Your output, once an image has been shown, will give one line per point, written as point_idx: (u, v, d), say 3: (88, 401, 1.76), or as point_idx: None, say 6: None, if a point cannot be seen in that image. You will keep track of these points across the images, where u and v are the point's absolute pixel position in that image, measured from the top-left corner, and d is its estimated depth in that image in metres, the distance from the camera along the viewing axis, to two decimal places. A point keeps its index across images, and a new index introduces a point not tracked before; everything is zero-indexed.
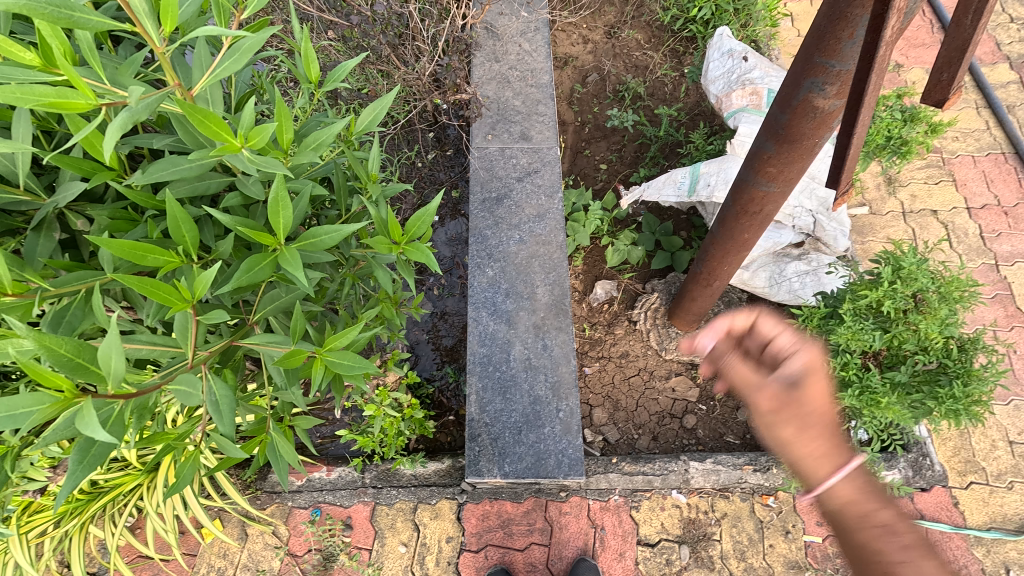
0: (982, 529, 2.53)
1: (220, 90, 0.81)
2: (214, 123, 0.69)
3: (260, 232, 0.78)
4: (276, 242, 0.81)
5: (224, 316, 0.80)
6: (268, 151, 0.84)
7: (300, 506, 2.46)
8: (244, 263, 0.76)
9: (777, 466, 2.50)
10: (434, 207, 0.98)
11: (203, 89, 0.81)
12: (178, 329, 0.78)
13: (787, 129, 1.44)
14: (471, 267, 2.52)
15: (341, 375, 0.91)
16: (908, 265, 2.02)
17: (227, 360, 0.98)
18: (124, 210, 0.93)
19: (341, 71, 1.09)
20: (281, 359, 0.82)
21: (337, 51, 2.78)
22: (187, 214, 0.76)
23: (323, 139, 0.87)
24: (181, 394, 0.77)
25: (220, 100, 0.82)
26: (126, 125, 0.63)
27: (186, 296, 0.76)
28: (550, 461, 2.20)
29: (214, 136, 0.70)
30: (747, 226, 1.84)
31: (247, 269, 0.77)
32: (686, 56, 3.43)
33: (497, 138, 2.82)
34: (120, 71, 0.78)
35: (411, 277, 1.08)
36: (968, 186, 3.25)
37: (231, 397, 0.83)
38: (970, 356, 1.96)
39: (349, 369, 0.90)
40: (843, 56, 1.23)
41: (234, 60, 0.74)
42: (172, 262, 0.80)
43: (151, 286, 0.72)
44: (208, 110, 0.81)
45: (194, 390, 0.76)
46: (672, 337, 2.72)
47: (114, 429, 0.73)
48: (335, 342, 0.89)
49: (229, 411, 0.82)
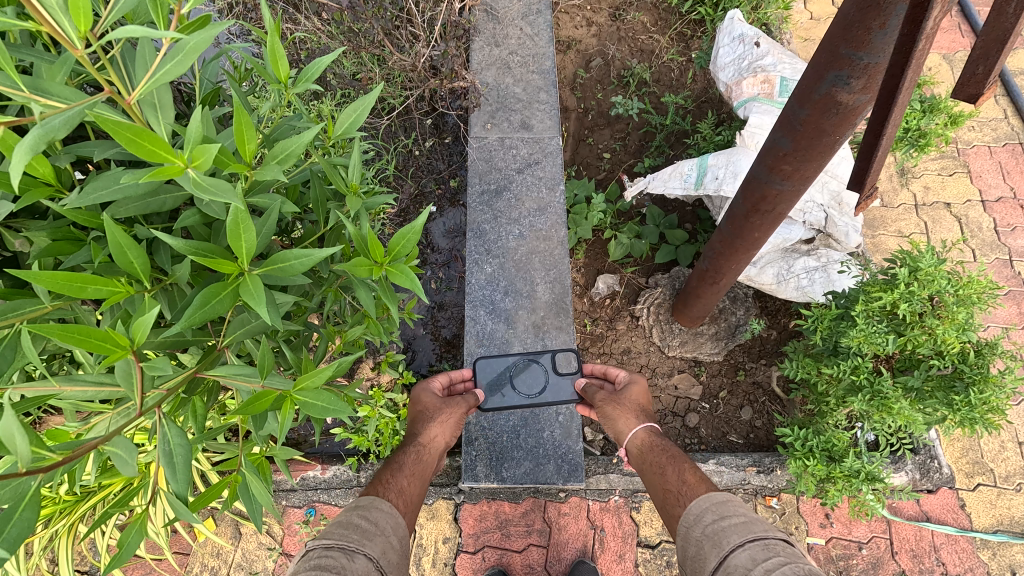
0: (989, 531, 2.49)
1: (168, 93, 0.74)
2: (148, 141, 0.61)
3: (218, 258, 0.70)
4: (239, 268, 0.73)
5: (169, 365, 0.72)
6: (229, 165, 0.76)
7: (295, 505, 2.42)
8: (198, 297, 0.67)
9: (782, 467, 2.45)
10: (420, 226, 0.88)
11: (149, 94, 0.73)
12: (119, 378, 0.69)
13: (805, 125, 1.34)
14: (469, 263, 2.44)
15: (314, 418, 0.82)
16: (926, 266, 1.92)
17: (195, 389, 0.90)
18: (67, 228, 0.85)
19: (314, 70, 0.99)
20: (244, 405, 0.74)
21: (330, 35, 2.65)
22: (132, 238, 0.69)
23: (292, 150, 0.79)
24: (117, 458, 0.74)
25: (168, 104, 0.74)
26: (38, 146, 0.59)
27: (125, 342, 0.68)
28: (549, 466, 2.14)
29: (150, 157, 0.62)
30: (757, 224, 1.75)
31: (202, 303, 0.68)
32: (694, 40, 3.29)
33: (496, 127, 2.71)
34: (51, 77, 0.70)
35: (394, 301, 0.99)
36: (984, 178, 3.14)
37: (186, 448, 0.77)
38: (987, 362, 1.88)
39: (324, 412, 0.81)
40: (873, 48, 1.11)
41: (178, 61, 0.65)
42: (116, 292, 0.73)
43: (80, 334, 0.64)
44: (154, 115, 0.73)
45: (128, 456, 0.73)
46: (676, 333, 2.62)
47: (20, 520, 0.69)
48: (307, 382, 0.80)
49: (183, 467, 0.76)
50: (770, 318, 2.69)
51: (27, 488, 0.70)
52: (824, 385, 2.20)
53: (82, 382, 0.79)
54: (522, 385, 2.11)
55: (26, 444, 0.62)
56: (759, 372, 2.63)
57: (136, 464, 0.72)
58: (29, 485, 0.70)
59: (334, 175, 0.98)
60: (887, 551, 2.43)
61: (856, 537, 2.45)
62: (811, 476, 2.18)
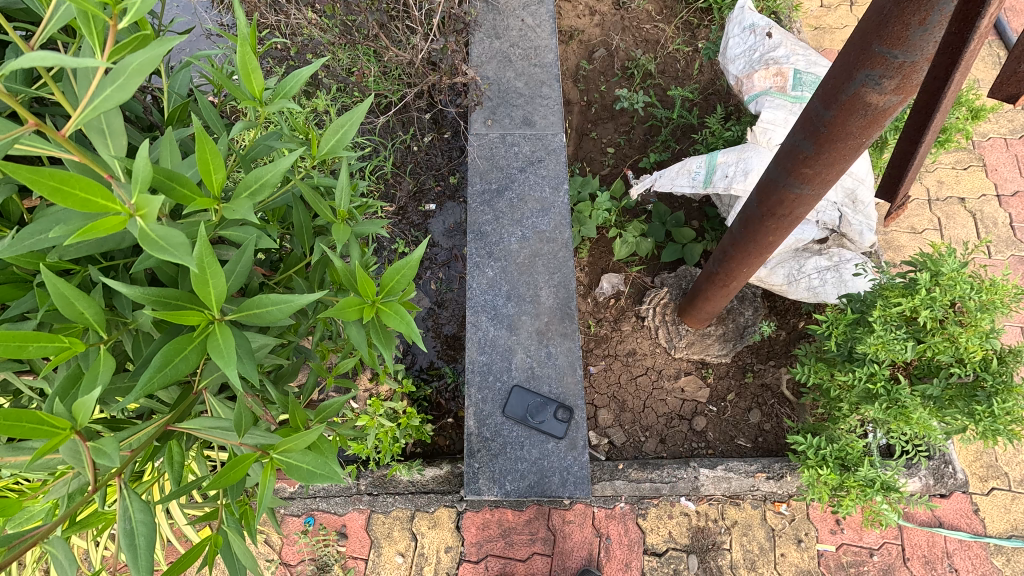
0: (1003, 537, 2.44)
1: (116, 117, 0.67)
2: (77, 185, 0.54)
3: (182, 310, 0.65)
4: (208, 317, 0.67)
5: (116, 450, 0.67)
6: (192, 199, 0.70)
7: (293, 514, 2.35)
8: (157, 358, 0.60)
9: (792, 473, 2.38)
10: (416, 260, 0.82)
11: (94, 118, 0.66)
12: (63, 459, 0.65)
13: (829, 127, 1.25)
14: (470, 266, 2.36)
15: (299, 481, 0.76)
16: (949, 271, 1.84)
17: (167, 439, 0.84)
18: (12, 268, 0.79)
19: (293, 82, 0.91)
20: (217, 478, 0.68)
21: (323, 28, 2.54)
22: (77, 290, 0.64)
23: (266, 179, 0.73)
24: (54, 559, 0.77)
25: (118, 130, 0.67)
26: None
27: (66, 423, 0.63)
28: (554, 478, 2.08)
29: (83, 204, 0.56)
30: (772, 229, 1.66)
31: (162, 365, 0.62)
32: (700, 29, 3.17)
33: (497, 123, 2.62)
34: None
35: (387, 344, 0.90)
36: (999, 171, 3.04)
37: (149, 526, 0.74)
38: (1010, 370, 1.80)
39: (310, 475, 0.74)
40: (911, 45, 1.02)
41: (119, 85, 0.58)
42: (64, 349, 0.67)
43: (11, 417, 0.57)
44: (103, 142, 0.66)
45: (67, 563, 0.77)
46: (682, 335, 2.55)
47: None
48: (291, 444, 0.74)
49: (144, 548, 0.74)
50: (779, 318, 2.61)
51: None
52: (836, 391, 2.13)
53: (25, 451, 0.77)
54: (523, 412, 2.15)
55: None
56: (768, 374, 2.55)
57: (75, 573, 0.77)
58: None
59: (318, 203, 0.92)
60: (898, 558, 2.38)
61: (867, 544, 2.39)
62: (824, 485, 2.11)
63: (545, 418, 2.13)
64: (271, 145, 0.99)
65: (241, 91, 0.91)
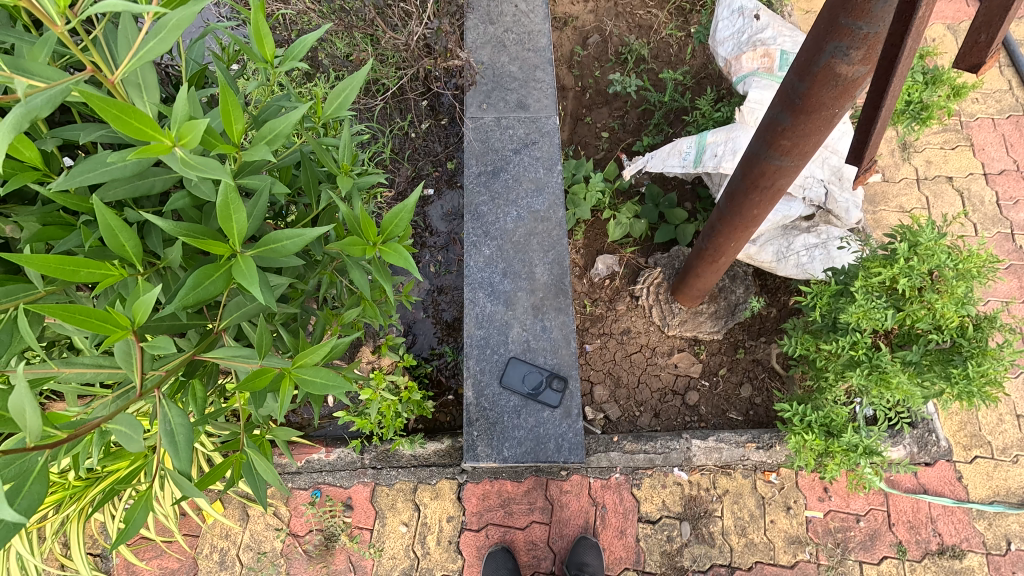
0: (986, 502, 2.52)
1: (152, 72, 0.75)
2: (131, 119, 0.63)
3: (210, 240, 0.75)
4: (230, 251, 0.77)
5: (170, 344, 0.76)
6: (215, 146, 0.79)
7: (300, 487, 2.45)
8: (192, 278, 0.71)
9: (780, 443, 2.47)
10: (412, 206, 0.91)
11: (133, 73, 0.74)
12: (119, 357, 0.74)
13: (805, 99, 1.32)
14: (468, 245, 2.44)
15: (314, 395, 0.87)
16: (926, 241, 1.92)
17: (194, 370, 0.95)
18: (57, 213, 0.89)
19: (300, 47, 0.98)
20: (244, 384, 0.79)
21: (320, 15, 2.62)
22: (122, 220, 0.74)
23: (279, 131, 0.81)
24: (121, 434, 0.78)
25: (152, 83, 0.76)
26: (21, 122, 0.63)
27: (124, 322, 0.73)
28: (549, 445, 2.17)
29: (133, 136, 0.64)
30: (756, 202, 1.72)
31: (196, 283, 0.72)
32: (693, 14, 3.23)
33: (492, 107, 2.68)
34: (32, 56, 0.74)
35: (389, 282, 1.01)
36: (986, 151, 3.10)
37: (187, 428, 0.82)
38: (985, 335, 1.89)
39: (323, 389, 0.85)
40: (873, 17, 1.10)
41: (162, 38, 0.67)
42: (110, 275, 0.78)
43: (80, 315, 0.68)
44: (139, 95, 0.75)
45: (132, 433, 0.77)
46: (675, 312, 2.62)
47: (34, 489, 0.70)
48: (306, 361, 0.85)
49: (184, 446, 0.81)
50: (770, 296, 2.67)
51: (33, 464, 0.71)
52: (823, 361, 2.20)
53: (79, 364, 0.84)
54: (519, 383, 2.23)
55: (36, 419, 0.66)
56: (759, 349, 2.63)
57: (141, 440, 0.77)
58: (35, 461, 0.71)
59: (324, 157, 1.02)
60: (883, 523, 2.46)
61: (853, 510, 2.48)
62: (810, 451, 2.19)
63: (539, 388, 2.21)
64: (278, 111, 1.07)
65: (253, 54, 0.99)
